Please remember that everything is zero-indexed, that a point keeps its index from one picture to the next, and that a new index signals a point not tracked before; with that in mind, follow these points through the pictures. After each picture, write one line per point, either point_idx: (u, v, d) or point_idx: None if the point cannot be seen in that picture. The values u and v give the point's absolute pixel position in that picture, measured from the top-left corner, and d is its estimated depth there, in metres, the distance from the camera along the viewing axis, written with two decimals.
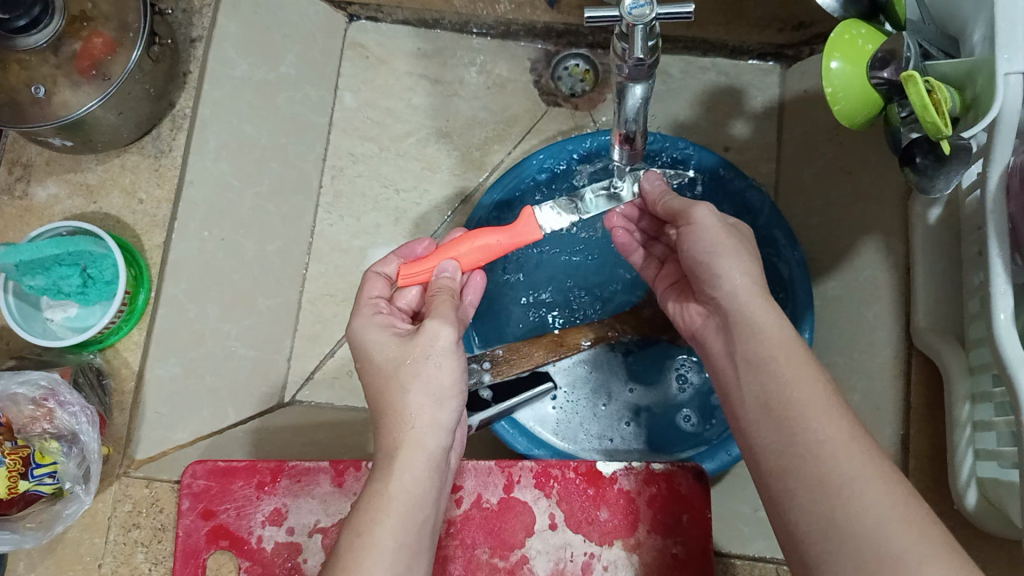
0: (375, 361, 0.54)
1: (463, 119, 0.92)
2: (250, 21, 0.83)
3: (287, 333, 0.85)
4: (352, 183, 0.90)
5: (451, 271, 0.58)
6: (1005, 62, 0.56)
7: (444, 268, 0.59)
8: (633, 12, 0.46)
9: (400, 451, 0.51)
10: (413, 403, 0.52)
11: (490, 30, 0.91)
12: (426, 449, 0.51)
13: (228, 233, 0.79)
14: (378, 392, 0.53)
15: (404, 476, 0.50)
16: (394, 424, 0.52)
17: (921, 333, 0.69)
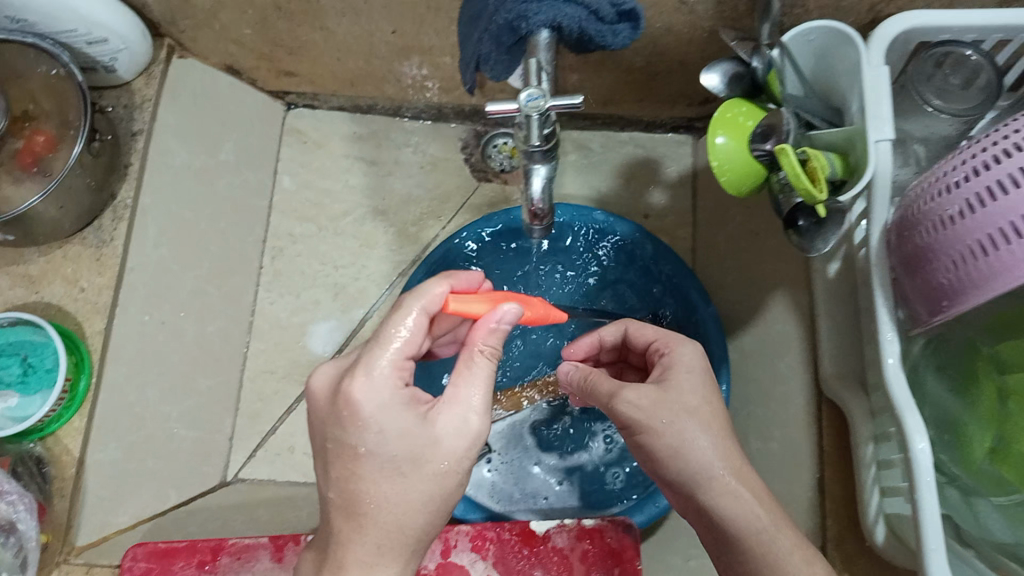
0: (388, 445, 0.49)
1: (398, 196, 0.96)
2: (189, 111, 0.87)
3: (227, 411, 0.87)
4: (291, 262, 0.93)
5: (511, 319, 0.54)
6: (875, 131, 0.63)
7: (505, 315, 0.54)
8: (529, 104, 0.52)
9: (367, 534, 0.49)
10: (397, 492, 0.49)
11: (422, 113, 0.96)
12: (398, 539, 0.50)
13: (169, 315, 0.82)
14: (350, 478, 0.49)
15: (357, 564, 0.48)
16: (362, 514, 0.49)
17: (829, 382, 0.73)
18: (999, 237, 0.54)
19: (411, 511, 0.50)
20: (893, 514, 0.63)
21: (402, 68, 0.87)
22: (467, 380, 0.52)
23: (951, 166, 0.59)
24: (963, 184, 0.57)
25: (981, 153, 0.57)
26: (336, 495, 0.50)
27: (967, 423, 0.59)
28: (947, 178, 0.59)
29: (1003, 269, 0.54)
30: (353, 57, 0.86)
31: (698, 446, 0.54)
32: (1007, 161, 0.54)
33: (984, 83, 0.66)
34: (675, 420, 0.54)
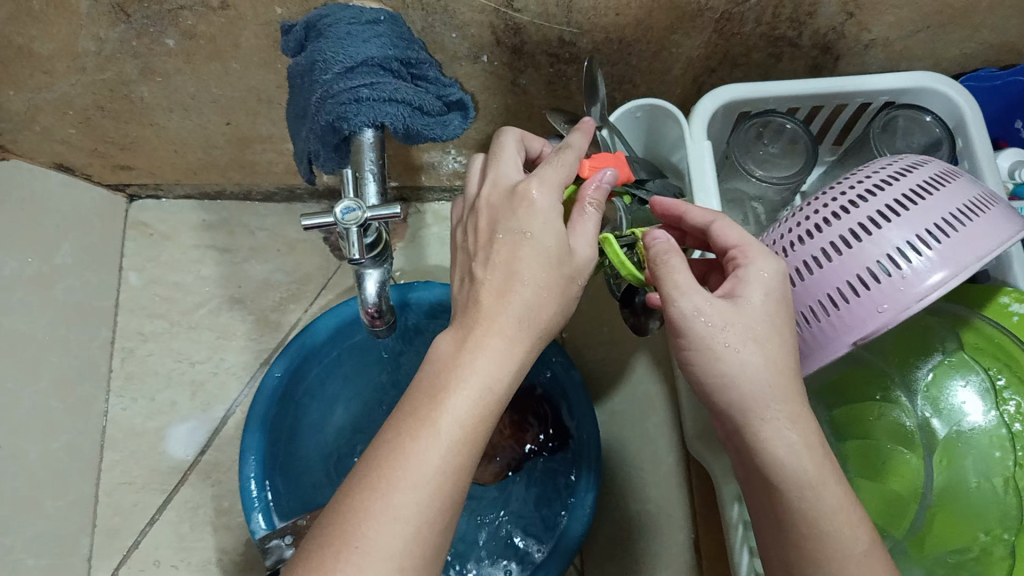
0: (546, 246, 0.47)
1: (256, 282, 0.93)
2: (16, 219, 0.82)
3: (82, 531, 0.81)
4: (143, 362, 0.89)
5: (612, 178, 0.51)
6: (702, 205, 0.65)
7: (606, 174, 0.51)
8: (346, 217, 0.52)
9: (410, 459, 0.41)
10: (488, 344, 0.45)
11: (275, 197, 0.94)
12: (435, 482, 0.41)
13: (6, 440, 0.77)
14: (434, 364, 0.45)
15: (422, 448, 0.42)
16: (438, 394, 0.43)
17: (692, 443, 0.75)
18: (820, 307, 0.54)
19: (453, 456, 0.42)
20: None
21: (247, 154, 0.85)
22: (585, 232, 0.49)
23: (773, 236, 0.60)
24: (783, 256, 0.57)
25: (800, 224, 0.57)
26: (420, 377, 0.45)
27: None
28: (767, 252, 0.59)
29: (826, 338, 0.54)
30: (191, 150, 0.84)
31: (757, 374, 0.45)
32: (821, 233, 0.55)
33: (802, 149, 0.68)
34: (755, 334, 0.45)
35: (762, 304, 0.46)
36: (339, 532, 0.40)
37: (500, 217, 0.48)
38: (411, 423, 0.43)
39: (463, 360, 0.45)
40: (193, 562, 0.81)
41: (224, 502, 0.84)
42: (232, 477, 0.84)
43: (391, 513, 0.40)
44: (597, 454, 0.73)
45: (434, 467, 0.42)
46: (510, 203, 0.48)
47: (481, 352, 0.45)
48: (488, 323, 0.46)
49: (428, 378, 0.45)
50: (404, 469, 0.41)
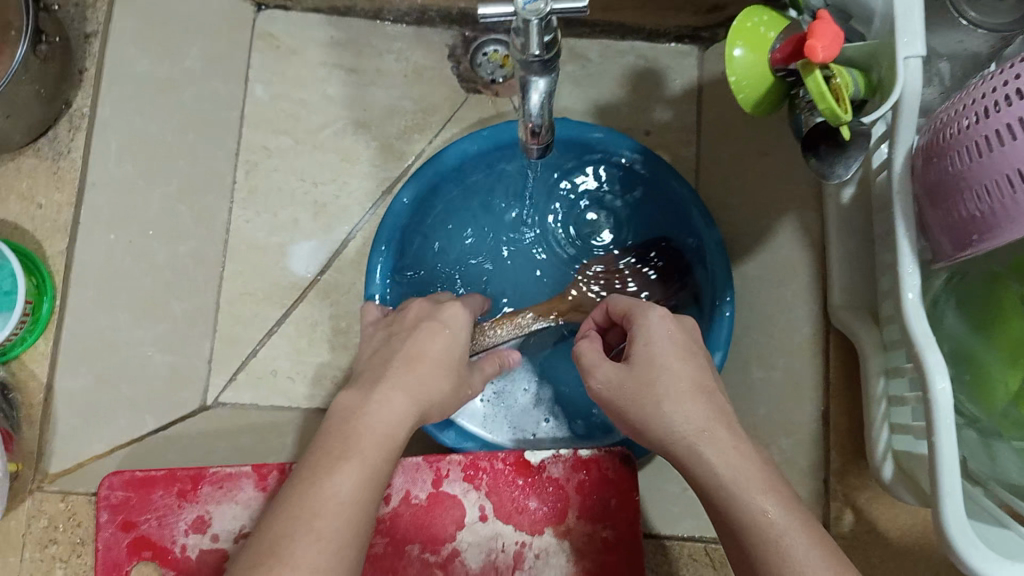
0: (437, 355, 0.58)
1: (381, 108, 0.88)
2: (154, 26, 0.85)
3: (204, 336, 0.80)
4: (268, 177, 0.85)
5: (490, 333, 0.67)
6: (905, 46, 0.57)
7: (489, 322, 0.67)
8: (526, 7, 0.45)
9: (322, 491, 0.47)
10: (370, 402, 0.53)
11: (405, 18, 0.89)
12: (345, 510, 0.47)
13: (138, 236, 0.80)
14: (350, 412, 0.52)
15: (338, 478, 0.48)
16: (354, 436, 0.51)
17: (837, 311, 0.75)
18: (1007, 183, 0.51)
19: (356, 486, 0.48)
20: (903, 452, 0.65)
21: None
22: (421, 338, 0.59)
23: (980, 92, 0.54)
24: (979, 119, 0.53)
25: (987, 96, 0.53)
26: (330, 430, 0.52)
27: (990, 363, 0.57)
28: (973, 107, 0.54)
29: (1011, 215, 0.51)
30: None
31: (681, 418, 0.51)
32: (1004, 109, 0.51)
33: None
34: (650, 384, 0.53)
35: (660, 342, 0.55)
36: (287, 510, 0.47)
37: (424, 316, 0.61)
38: (323, 461, 0.49)
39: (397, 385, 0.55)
40: (312, 376, 0.80)
41: (342, 324, 0.82)
42: (353, 301, 0.82)
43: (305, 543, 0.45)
44: (730, 322, 0.72)
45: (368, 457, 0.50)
46: (437, 309, 0.62)
47: (383, 396, 0.53)
48: (381, 379, 0.55)
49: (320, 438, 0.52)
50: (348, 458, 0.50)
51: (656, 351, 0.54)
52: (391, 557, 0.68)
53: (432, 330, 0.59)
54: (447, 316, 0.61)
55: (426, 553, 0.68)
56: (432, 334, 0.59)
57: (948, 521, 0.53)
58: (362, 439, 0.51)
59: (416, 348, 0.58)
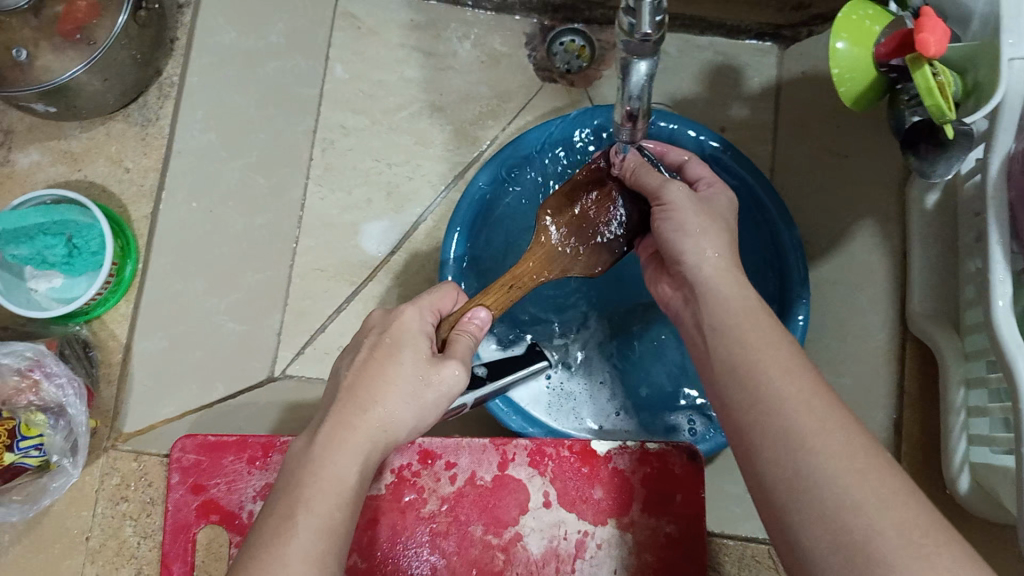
0: (411, 378, 0.51)
1: (456, 92, 0.89)
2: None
3: (275, 306, 0.80)
4: (343, 156, 0.86)
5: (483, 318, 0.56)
6: (1009, 47, 0.55)
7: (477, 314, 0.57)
8: None
9: (284, 553, 0.43)
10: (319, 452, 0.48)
11: (486, 3, 0.89)
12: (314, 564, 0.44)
13: (217, 205, 0.81)
14: (298, 464, 0.48)
15: (297, 527, 0.45)
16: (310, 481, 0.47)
17: (918, 319, 0.73)
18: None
19: (319, 539, 0.44)
20: (981, 464, 0.64)
21: None
22: (389, 356, 0.52)
23: None
24: None
25: None
26: (287, 473, 0.48)
27: None
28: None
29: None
30: None
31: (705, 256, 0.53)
32: None
33: None
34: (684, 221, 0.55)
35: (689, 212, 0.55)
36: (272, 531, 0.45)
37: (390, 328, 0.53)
38: (280, 508, 0.46)
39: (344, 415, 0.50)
40: None
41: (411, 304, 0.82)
42: (421, 280, 0.83)
43: None
44: (805, 329, 0.71)
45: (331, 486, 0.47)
46: (389, 321, 0.54)
47: (336, 440, 0.49)
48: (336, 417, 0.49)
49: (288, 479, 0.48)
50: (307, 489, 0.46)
51: (687, 218, 0.54)
52: (452, 537, 0.67)
53: (395, 355, 0.52)
54: (397, 331, 0.53)
55: (488, 535, 0.67)
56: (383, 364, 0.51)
57: None
58: (317, 483, 0.47)
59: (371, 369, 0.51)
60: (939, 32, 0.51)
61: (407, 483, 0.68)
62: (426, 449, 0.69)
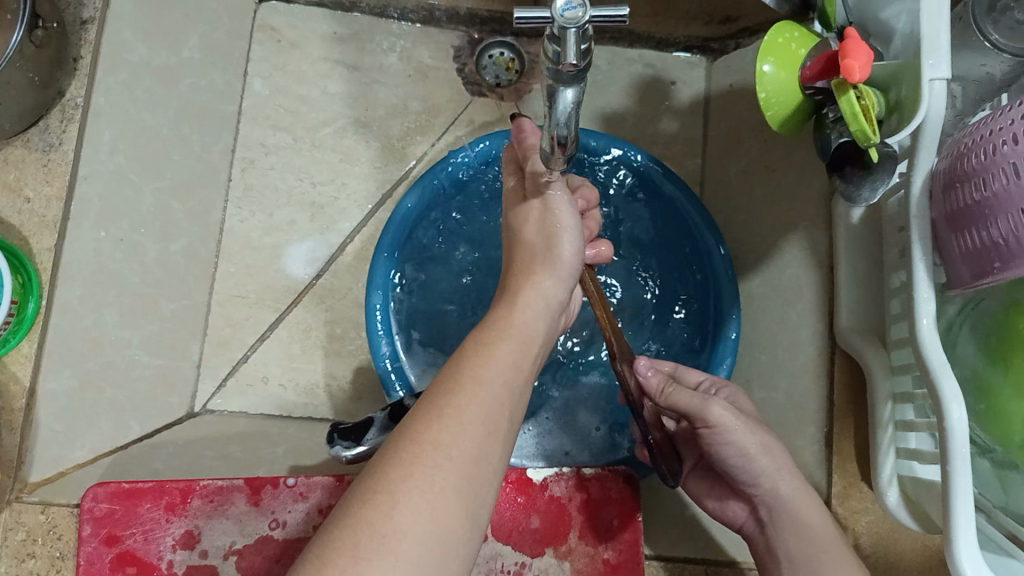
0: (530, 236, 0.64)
1: (382, 107, 0.86)
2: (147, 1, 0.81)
3: (194, 338, 0.77)
4: (263, 176, 0.82)
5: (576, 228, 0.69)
6: (930, 67, 0.54)
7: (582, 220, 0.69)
8: (566, 15, 0.43)
9: (447, 452, 0.41)
10: (495, 359, 0.46)
11: (412, 14, 0.86)
12: (472, 468, 0.41)
13: (127, 232, 0.76)
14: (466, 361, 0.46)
15: (463, 417, 0.42)
16: (470, 375, 0.45)
17: (845, 334, 0.71)
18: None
19: (482, 442, 0.42)
20: (909, 478, 0.62)
21: None
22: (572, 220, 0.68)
23: (995, 124, 0.54)
24: (996, 153, 0.52)
25: (1012, 124, 0.52)
26: (453, 364, 0.46)
27: (1006, 393, 0.54)
28: (991, 136, 0.53)
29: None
30: None
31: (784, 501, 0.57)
32: None
33: None
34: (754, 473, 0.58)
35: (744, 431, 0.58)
36: (450, 390, 0.44)
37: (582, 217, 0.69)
38: (446, 392, 0.43)
39: (512, 318, 0.51)
40: (304, 385, 0.78)
41: (337, 329, 0.80)
42: (350, 305, 0.81)
43: (425, 499, 0.39)
44: (735, 345, 0.71)
45: (499, 381, 0.45)
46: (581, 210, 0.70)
47: (503, 349, 0.47)
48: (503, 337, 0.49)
49: (453, 364, 0.46)
50: (479, 377, 0.44)
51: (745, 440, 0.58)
52: None
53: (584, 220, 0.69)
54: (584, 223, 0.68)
55: None
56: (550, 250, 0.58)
57: (964, 557, 0.52)
58: (482, 380, 0.45)
59: (523, 293, 0.54)
60: (864, 55, 0.51)
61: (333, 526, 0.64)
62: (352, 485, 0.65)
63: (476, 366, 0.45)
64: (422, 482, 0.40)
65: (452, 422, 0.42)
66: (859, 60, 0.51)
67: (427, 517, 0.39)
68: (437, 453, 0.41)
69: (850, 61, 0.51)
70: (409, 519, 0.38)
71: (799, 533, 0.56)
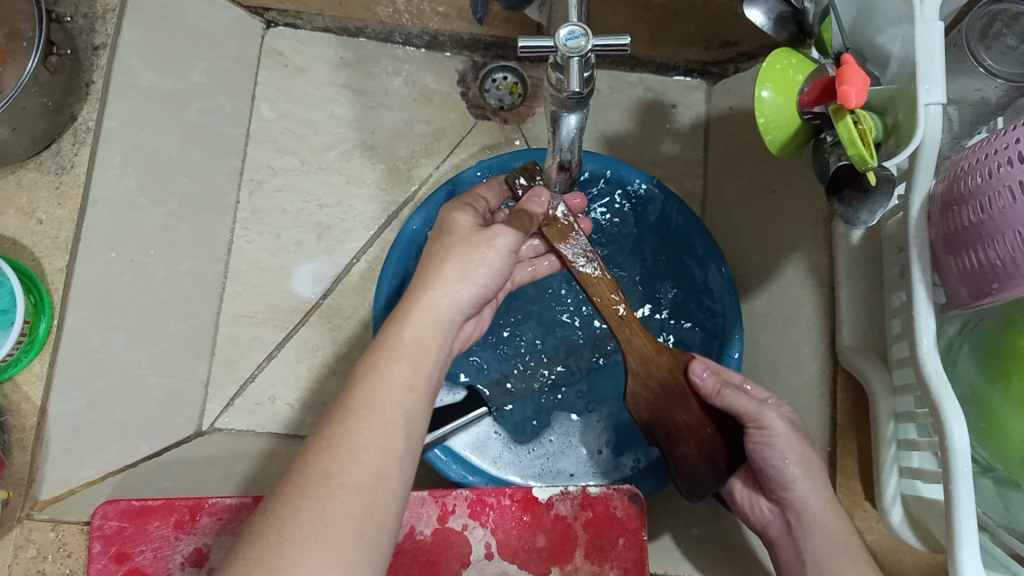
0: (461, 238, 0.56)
1: (386, 131, 0.87)
2: (151, 25, 0.79)
3: (200, 359, 0.79)
4: (270, 199, 0.84)
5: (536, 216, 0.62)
6: (925, 92, 0.55)
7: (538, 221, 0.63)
8: (568, 44, 0.44)
9: (338, 488, 0.42)
10: (388, 381, 0.47)
11: (416, 40, 0.88)
12: (365, 501, 0.42)
13: (136, 253, 0.75)
14: (357, 386, 0.46)
15: (347, 451, 0.43)
16: (360, 404, 0.45)
17: (846, 352, 0.71)
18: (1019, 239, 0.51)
19: (370, 472, 0.43)
20: (913, 498, 0.62)
21: None
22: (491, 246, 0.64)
23: (994, 147, 0.55)
24: (993, 175, 0.53)
25: (1008, 148, 0.53)
26: (341, 394, 0.46)
27: (1003, 411, 0.55)
28: (991, 158, 0.54)
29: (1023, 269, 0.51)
30: None
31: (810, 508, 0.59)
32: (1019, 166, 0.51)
33: None
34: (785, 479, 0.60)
35: (791, 439, 0.60)
36: (339, 421, 0.45)
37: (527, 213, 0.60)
38: (336, 425, 0.44)
39: (402, 328, 0.50)
40: (312, 403, 0.80)
41: (342, 348, 0.81)
42: (354, 324, 0.82)
43: (315, 536, 0.40)
44: (739, 364, 0.72)
45: (393, 406, 0.46)
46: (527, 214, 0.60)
47: (395, 366, 0.48)
48: (393, 353, 0.48)
49: (343, 393, 0.47)
50: (375, 407, 0.45)
51: (789, 449, 0.59)
52: None
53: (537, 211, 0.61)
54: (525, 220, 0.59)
55: None
56: (468, 249, 0.53)
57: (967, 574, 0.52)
58: (372, 409, 0.45)
59: (416, 299, 0.51)
60: (859, 83, 0.52)
61: None
62: None
63: (363, 394, 0.46)
64: (313, 519, 0.41)
65: (341, 455, 0.43)
66: (856, 88, 0.52)
67: (319, 553, 0.40)
68: (325, 490, 0.42)
69: (846, 88, 0.52)
70: (312, 556, 0.39)
71: (825, 539, 0.57)
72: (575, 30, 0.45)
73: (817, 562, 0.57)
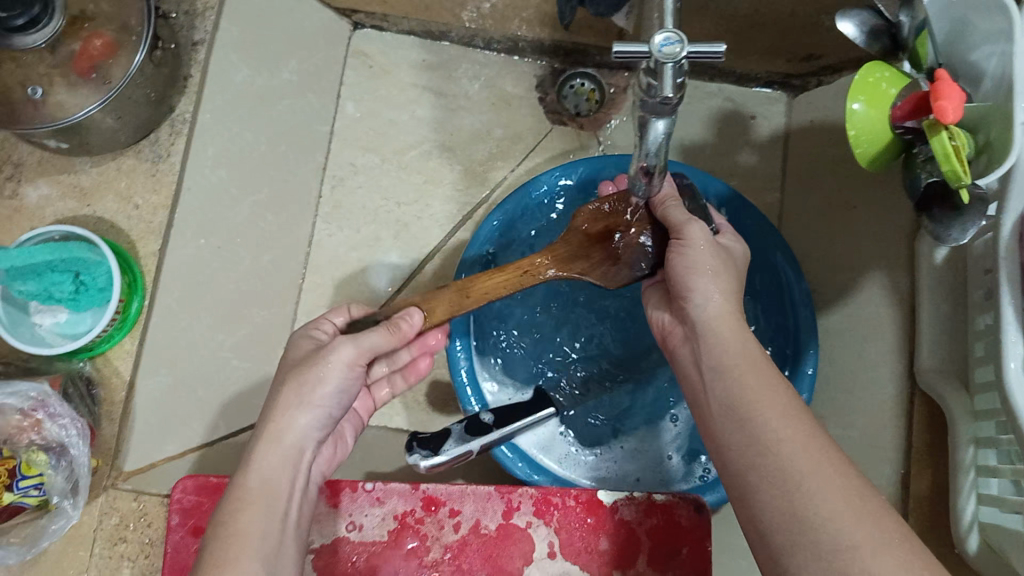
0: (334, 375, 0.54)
1: (466, 133, 0.89)
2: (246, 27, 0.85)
3: (280, 346, 0.80)
4: (352, 194, 0.86)
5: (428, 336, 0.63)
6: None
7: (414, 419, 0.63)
8: (663, 50, 0.44)
9: None
10: (248, 533, 0.47)
11: (498, 44, 0.89)
12: None
13: (225, 241, 0.80)
14: (217, 549, 0.46)
15: None
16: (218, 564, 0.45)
17: (925, 374, 0.69)
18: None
19: None
20: (990, 527, 0.60)
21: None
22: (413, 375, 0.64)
23: None
24: None
25: None
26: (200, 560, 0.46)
27: None
28: None
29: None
30: None
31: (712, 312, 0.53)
32: None
33: None
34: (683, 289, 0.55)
35: (708, 250, 0.56)
36: None
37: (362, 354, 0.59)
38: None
39: (251, 475, 0.50)
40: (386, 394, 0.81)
41: None
42: None
43: None
44: (811, 381, 0.71)
45: (257, 556, 0.46)
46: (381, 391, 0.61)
47: (252, 518, 0.48)
48: (248, 509, 0.48)
49: (204, 555, 0.46)
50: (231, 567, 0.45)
51: (703, 259, 0.55)
52: None
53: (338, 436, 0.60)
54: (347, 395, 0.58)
55: None
56: (304, 370, 0.52)
57: None
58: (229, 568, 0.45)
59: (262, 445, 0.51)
60: (956, 99, 0.51)
61: (409, 529, 0.66)
62: (428, 495, 0.67)
63: (218, 555, 0.46)
64: None
65: None
66: (951, 104, 0.51)
67: None
68: None
69: (941, 104, 0.51)
70: None
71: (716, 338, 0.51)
72: (671, 38, 0.45)
73: (713, 369, 0.50)
